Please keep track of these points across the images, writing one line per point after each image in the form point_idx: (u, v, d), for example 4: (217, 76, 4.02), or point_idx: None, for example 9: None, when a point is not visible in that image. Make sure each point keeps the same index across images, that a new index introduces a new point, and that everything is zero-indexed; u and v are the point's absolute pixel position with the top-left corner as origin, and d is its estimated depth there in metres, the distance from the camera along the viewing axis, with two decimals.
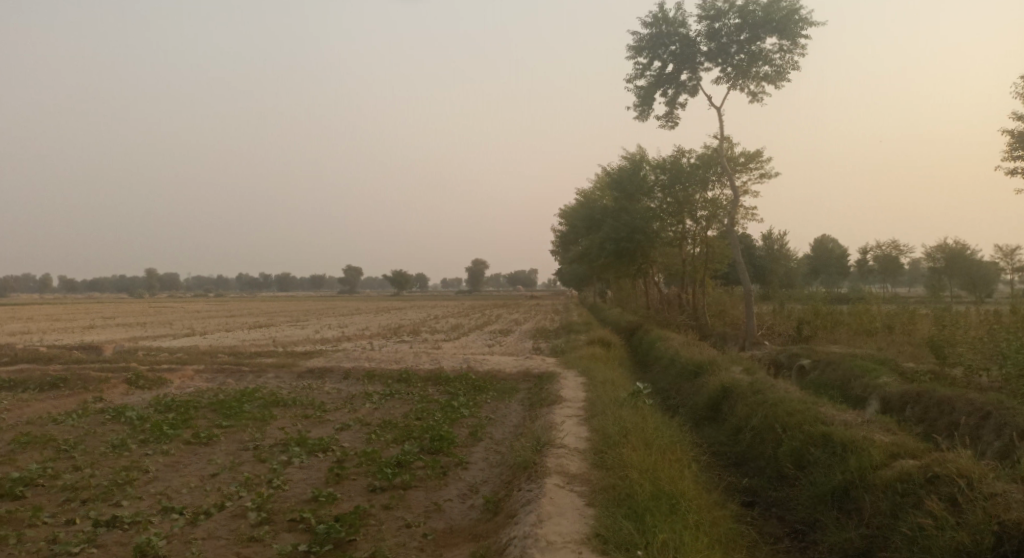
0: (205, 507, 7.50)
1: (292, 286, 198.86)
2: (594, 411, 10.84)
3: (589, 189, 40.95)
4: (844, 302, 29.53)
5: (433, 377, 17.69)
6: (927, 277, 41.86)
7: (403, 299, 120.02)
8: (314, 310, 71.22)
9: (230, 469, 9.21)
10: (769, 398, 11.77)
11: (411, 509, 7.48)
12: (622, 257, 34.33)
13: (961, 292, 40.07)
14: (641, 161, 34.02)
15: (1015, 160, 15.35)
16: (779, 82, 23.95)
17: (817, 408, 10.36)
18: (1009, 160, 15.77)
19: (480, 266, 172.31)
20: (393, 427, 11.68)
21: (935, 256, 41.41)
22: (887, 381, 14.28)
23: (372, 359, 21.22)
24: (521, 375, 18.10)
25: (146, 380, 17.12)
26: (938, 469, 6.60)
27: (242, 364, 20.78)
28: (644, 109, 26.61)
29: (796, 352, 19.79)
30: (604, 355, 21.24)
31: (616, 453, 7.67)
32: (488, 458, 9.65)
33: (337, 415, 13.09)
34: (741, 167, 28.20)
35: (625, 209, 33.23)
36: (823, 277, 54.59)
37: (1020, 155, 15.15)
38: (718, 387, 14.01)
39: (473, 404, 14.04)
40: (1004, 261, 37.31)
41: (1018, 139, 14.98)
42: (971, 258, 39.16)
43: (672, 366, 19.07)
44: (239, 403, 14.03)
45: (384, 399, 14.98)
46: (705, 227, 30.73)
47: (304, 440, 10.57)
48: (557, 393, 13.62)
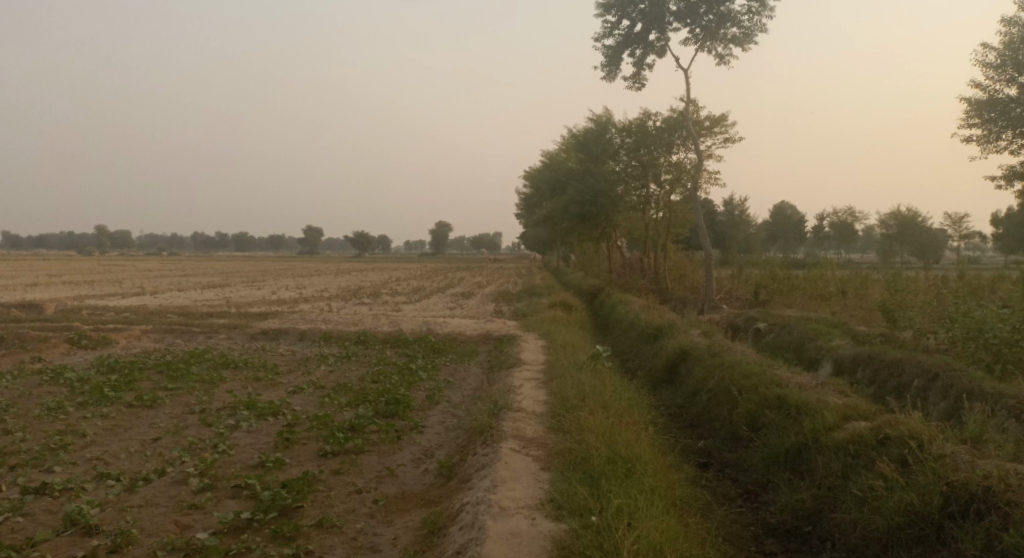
0: (144, 474, 7.16)
1: (250, 246, 194.67)
2: (554, 374, 10.73)
3: (554, 151, 40.53)
4: (801, 268, 30.02)
5: (392, 339, 17.40)
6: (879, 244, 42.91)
7: (365, 260, 118.59)
8: (273, 270, 69.88)
9: (174, 434, 8.84)
10: (727, 360, 11.81)
11: (362, 474, 7.25)
12: (585, 220, 34.22)
13: (911, 259, 41.21)
14: (606, 123, 33.69)
15: (971, 128, 15.46)
16: (746, 45, 23.75)
17: (773, 371, 10.41)
18: (965, 128, 15.89)
19: (443, 228, 171.01)
20: (348, 390, 11.41)
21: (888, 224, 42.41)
22: (840, 344, 14.50)
23: (330, 321, 20.79)
24: (481, 338, 17.94)
25: (90, 341, 16.45)
26: (889, 431, 6.61)
27: (194, 324, 20.16)
28: (611, 69, 26.18)
29: (753, 316, 20.02)
30: (565, 318, 21.21)
31: (574, 417, 7.53)
32: (445, 422, 9.46)
33: (290, 378, 12.74)
34: (706, 131, 28.11)
35: (589, 172, 32.99)
36: (781, 243, 55.52)
37: (976, 123, 15.25)
38: (676, 350, 14.05)
39: (432, 367, 13.84)
40: (952, 229, 38.39)
41: (975, 106, 15.07)
42: (922, 225, 40.21)
43: (632, 330, 19.12)
44: (188, 365, 13.56)
45: (341, 361, 14.67)
46: (668, 191, 30.72)
47: (254, 403, 10.22)
48: (517, 356, 13.47)
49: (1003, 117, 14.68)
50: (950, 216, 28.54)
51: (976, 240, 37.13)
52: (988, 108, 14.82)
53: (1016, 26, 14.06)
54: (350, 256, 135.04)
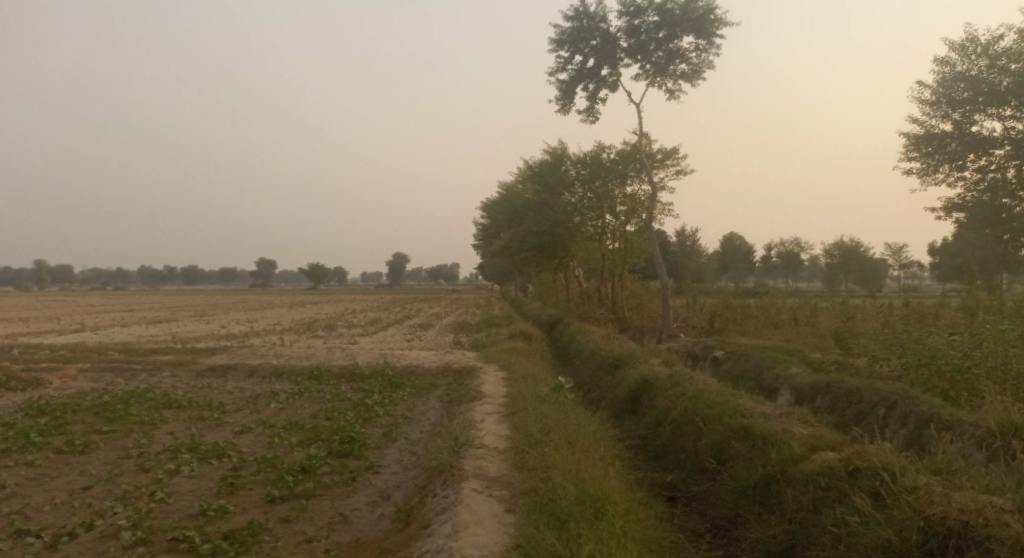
0: (69, 528, 6.53)
1: (200, 280, 189.53)
2: (515, 407, 10.40)
3: (510, 182, 40.66)
4: (753, 296, 30.52)
5: (346, 374, 16.82)
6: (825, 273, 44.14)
7: (320, 292, 116.67)
8: (224, 304, 67.89)
9: (107, 481, 8.17)
10: (689, 390, 11.67)
11: (313, 521, 6.76)
12: (542, 251, 34.25)
13: (855, 287, 42.48)
14: (562, 155, 33.98)
15: (910, 162, 15.88)
16: (695, 80, 24.31)
17: (736, 400, 10.29)
18: (904, 161, 16.33)
19: (400, 260, 169.79)
20: (299, 429, 10.85)
21: (832, 253, 43.72)
22: (797, 371, 14.56)
23: (281, 355, 20.06)
24: (439, 370, 17.51)
25: (20, 381, 15.43)
26: (859, 462, 6.48)
27: (136, 361, 19.18)
28: (565, 102, 26.45)
29: (711, 344, 20.10)
30: (524, 348, 20.95)
31: (539, 453, 7.22)
32: (402, 460, 9.01)
33: (237, 417, 12.09)
34: (659, 163, 28.56)
35: (546, 203, 33.11)
36: (732, 272, 56.62)
37: (915, 157, 15.67)
38: (637, 380, 13.88)
39: (388, 402, 13.35)
40: (893, 258, 39.76)
41: (913, 140, 15.50)
42: (864, 255, 41.57)
43: (592, 360, 18.95)
44: (126, 405, 12.76)
45: (293, 398, 14.05)
46: (624, 222, 31.00)
47: (197, 445, 9.58)
48: (476, 389, 13.09)
49: (939, 151, 15.09)
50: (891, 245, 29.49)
51: (915, 268, 38.49)
52: (925, 142, 15.23)
53: (948, 65, 14.62)
54: (304, 289, 132.59)
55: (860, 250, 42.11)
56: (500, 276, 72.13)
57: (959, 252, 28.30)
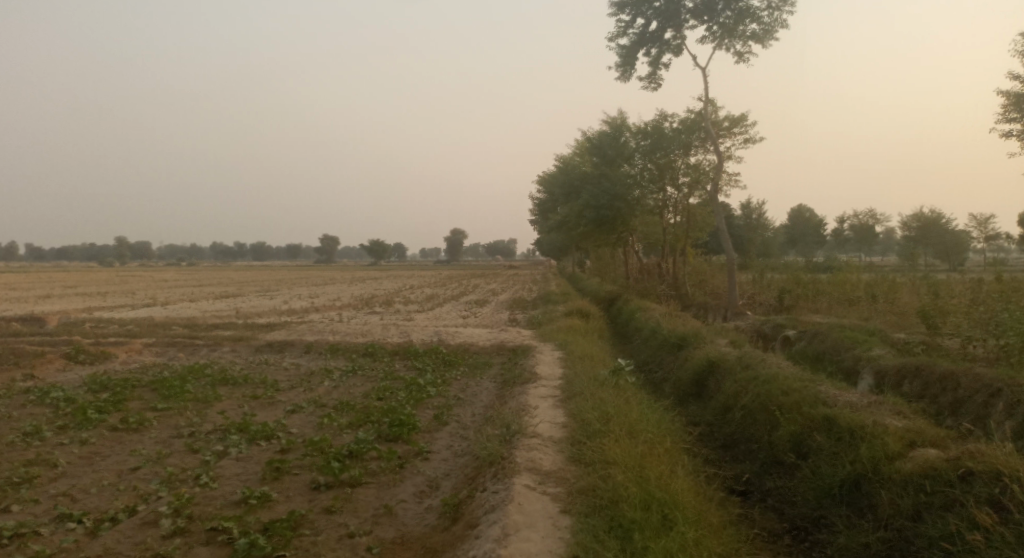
0: (111, 513, 6.35)
1: (267, 255, 195.71)
2: (572, 391, 9.82)
3: (568, 154, 39.66)
4: (825, 271, 28.89)
5: (401, 351, 16.58)
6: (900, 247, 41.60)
7: (380, 268, 118.54)
8: (288, 279, 69.71)
9: (155, 462, 8.02)
10: (761, 374, 10.81)
11: (357, 512, 6.38)
12: (601, 225, 33.27)
13: (934, 262, 39.86)
14: (622, 125, 32.77)
15: (1008, 123, 14.34)
16: (767, 41, 22.78)
17: (815, 386, 9.41)
18: (1002, 122, 14.77)
19: (459, 236, 170.46)
20: (350, 409, 10.56)
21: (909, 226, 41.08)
22: (880, 353, 13.43)
23: (337, 332, 20.01)
24: (494, 349, 17.07)
25: (88, 355, 15.78)
26: (972, 465, 5.62)
27: (198, 337, 19.48)
28: (626, 68, 25.30)
29: (781, 323, 18.98)
30: (583, 327, 20.30)
31: (598, 445, 6.63)
32: (453, 446, 8.58)
33: (290, 395, 11.92)
34: (725, 132, 27.11)
35: (605, 175, 32.07)
36: (800, 247, 54.12)
37: (1014, 117, 14.13)
38: (703, 362, 13.06)
39: (442, 382, 12.98)
40: (978, 230, 37.05)
41: (1013, 99, 13.97)
42: (945, 227, 38.90)
43: (653, 338, 18.15)
44: (184, 382, 12.80)
45: (347, 376, 13.85)
46: (687, 195, 29.70)
47: (247, 426, 9.39)
48: (532, 370, 12.55)
49: None
50: (978, 217, 27.38)
51: (1004, 240, 35.78)
52: None
53: None
54: (365, 265, 134.93)
55: (940, 222, 39.39)
56: (558, 252, 71.34)
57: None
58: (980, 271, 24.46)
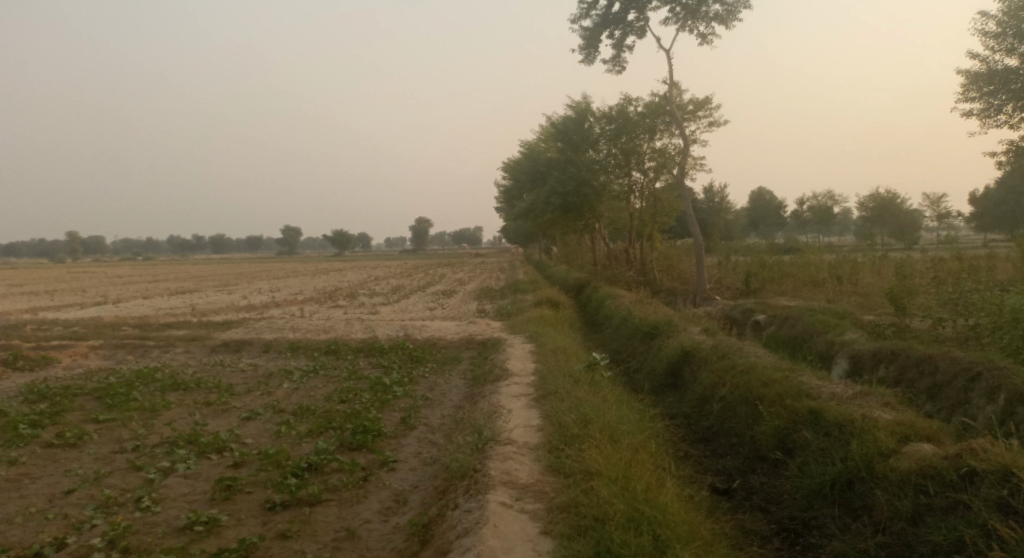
0: (35, 548, 5.64)
1: (228, 248, 191.28)
2: (545, 389, 9.34)
3: (532, 140, 39.05)
4: (790, 253, 28.97)
5: (365, 348, 15.91)
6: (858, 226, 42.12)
7: (344, 259, 116.58)
8: (249, 273, 67.97)
9: (92, 483, 7.29)
10: (739, 364, 10.46)
11: (316, 536, 5.79)
12: (567, 212, 32.83)
13: (890, 241, 40.42)
14: (586, 109, 32.29)
15: (968, 102, 14.27)
16: (730, 22, 22.48)
17: (796, 376, 9.10)
18: (962, 102, 14.69)
19: (423, 225, 168.77)
20: (310, 415, 9.90)
21: (865, 206, 41.56)
22: (853, 338, 13.24)
23: (298, 328, 19.19)
24: (462, 342, 16.51)
25: (27, 362, 14.73)
26: (977, 465, 5.27)
27: (150, 338, 18.48)
28: (589, 51, 24.78)
29: (751, 307, 18.80)
30: (552, 316, 19.88)
31: (577, 453, 6.16)
32: (420, 453, 8.01)
33: (245, 400, 11.19)
34: (689, 115, 26.85)
35: (570, 161, 31.61)
36: (761, 229, 54.59)
37: (974, 96, 14.06)
38: (678, 351, 12.72)
39: (408, 380, 12.39)
40: (932, 208, 37.62)
41: (973, 78, 13.89)
42: (901, 207, 39.41)
43: (624, 327, 17.81)
44: (131, 389, 11.95)
45: (307, 377, 13.14)
46: (653, 179, 29.41)
47: (196, 437, 8.68)
48: (502, 365, 12.03)
49: (1003, 89, 13.48)
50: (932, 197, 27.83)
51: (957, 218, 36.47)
52: (986, 80, 13.64)
53: None
54: (330, 256, 132.78)
55: (895, 202, 39.89)
56: (524, 239, 70.86)
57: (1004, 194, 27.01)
58: (940, 249, 24.71)
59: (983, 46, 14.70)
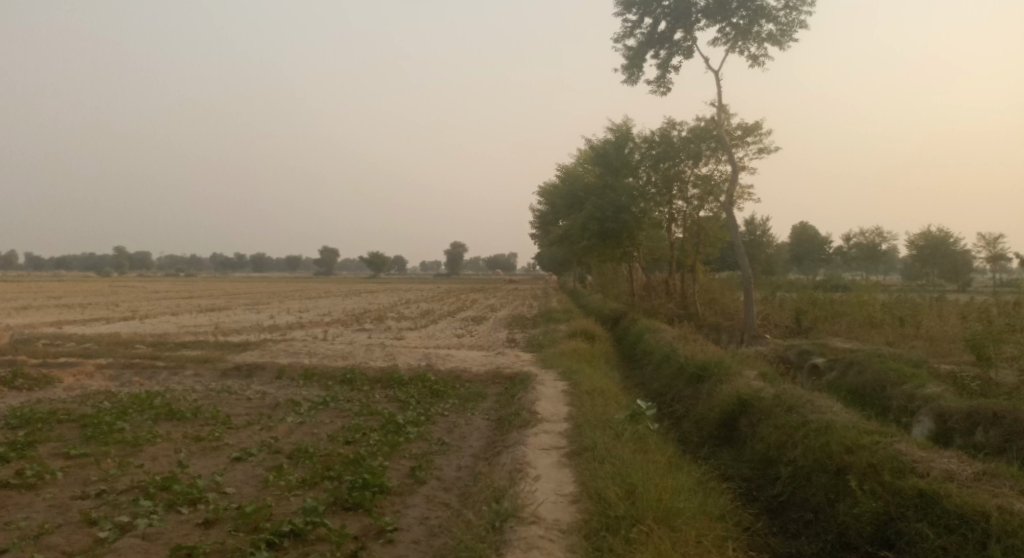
0: None
1: (266, 267, 193.59)
2: (580, 442, 7.90)
3: (570, 164, 37.82)
4: (842, 290, 27.09)
5: (383, 378, 14.60)
6: (908, 264, 39.72)
7: (378, 281, 116.23)
8: (284, 291, 67.88)
9: (30, 541, 6.03)
10: (812, 422, 8.85)
11: None
12: (605, 240, 31.35)
13: (943, 281, 37.93)
14: (628, 133, 31.01)
15: None
16: (785, 44, 21.02)
17: (887, 442, 7.50)
18: None
19: (459, 249, 168.49)
20: (307, 459, 8.58)
21: (916, 244, 39.17)
22: (938, 392, 11.46)
23: (315, 353, 18.00)
24: (488, 376, 15.11)
25: (25, 381, 13.77)
26: None
27: (161, 357, 17.52)
28: (632, 71, 23.56)
29: (808, 348, 17.04)
30: (587, 350, 18.39)
31: (624, 550, 4.71)
32: (427, 521, 6.61)
33: (241, 436, 9.95)
34: (739, 141, 25.32)
35: (610, 186, 30.25)
36: (804, 264, 52.25)
37: None
38: (733, 399, 11.13)
39: (425, 419, 11.00)
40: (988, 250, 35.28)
41: None
42: (955, 246, 37.02)
43: (667, 365, 16.22)
44: (121, 417, 10.81)
45: (315, 410, 11.87)
46: (697, 208, 27.78)
47: (171, 484, 7.42)
48: (531, 407, 10.59)
49: None
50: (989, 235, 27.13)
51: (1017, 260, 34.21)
52: None
53: None
54: (365, 278, 133.10)
55: (948, 240, 37.46)
56: (559, 266, 69.51)
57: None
58: (1008, 292, 22.58)
59: None
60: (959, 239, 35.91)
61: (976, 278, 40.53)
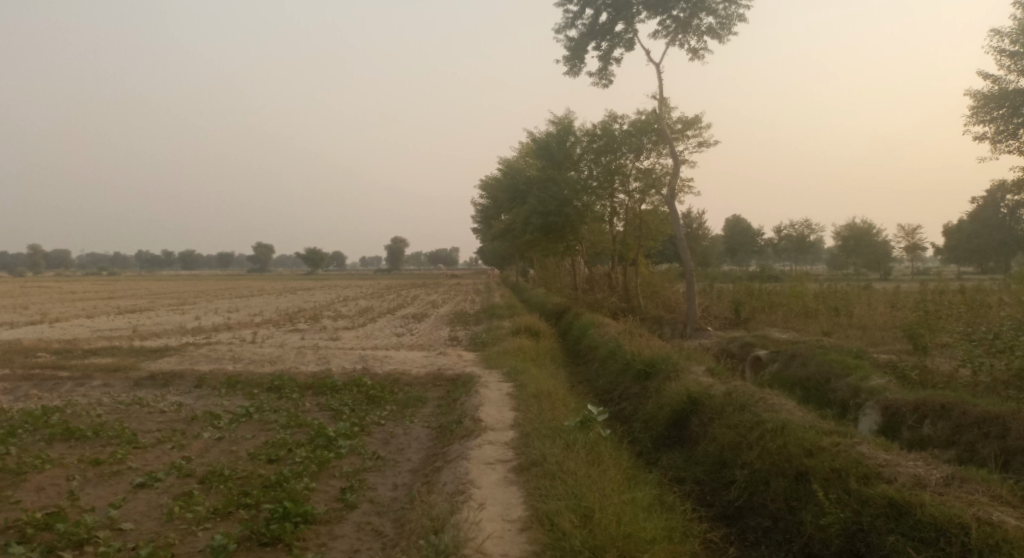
0: None
1: (196, 264, 185.77)
2: (528, 454, 7.25)
3: (512, 158, 37.19)
4: (778, 281, 27.47)
5: (314, 384, 13.60)
6: (835, 256, 40.88)
7: (314, 278, 112.97)
8: (215, 290, 65.05)
9: None
10: (766, 422, 8.48)
11: None
12: (547, 233, 30.86)
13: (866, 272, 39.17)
14: (569, 126, 30.61)
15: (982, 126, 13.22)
16: (725, 37, 20.92)
17: (847, 444, 7.14)
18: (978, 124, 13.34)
19: (399, 244, 165.90)
20: (221, 484, 7.61)
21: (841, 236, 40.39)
22: (883, 384, 11.35)
23: (241, 358, 16.75)
24: (427, 379, 14.31)
25: None
26: None
27: (67, 366, 15.96)
28: (573, 63, 23.08)
29: (751, 341, 16.91)
30: (531, 347, 17.80)
31: None
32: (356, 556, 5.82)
33: (148, 458, 8.86)
34: (679, 134, 25.21)
35: (551, 179, 29.76)
36: (738, 257, 53.32)
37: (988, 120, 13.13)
38: (683, 398, 10.71)
39: (358, 430, 10.13)
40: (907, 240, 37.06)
41: (990, 100, 13.00)
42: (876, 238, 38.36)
43: (613, 362, 15.77)
44: (7, 440, 9.52)
45: (236, 423, 10.81)
46: (638, 201, 27.58)
47: (54, 522, 6.37)
48: (474, 413, 9.88)
49: (1016, 113, 12.80)
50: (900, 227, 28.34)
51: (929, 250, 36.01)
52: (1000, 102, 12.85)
53: None
54: (301, 275, 129.28)
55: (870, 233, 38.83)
56: (501, 261, 69.13)
57: (988, 209, 30.62)
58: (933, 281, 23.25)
59: (1000, 62, 13.31)
60: (882, 231, 37.26)
61: (896, 267, 42.32)
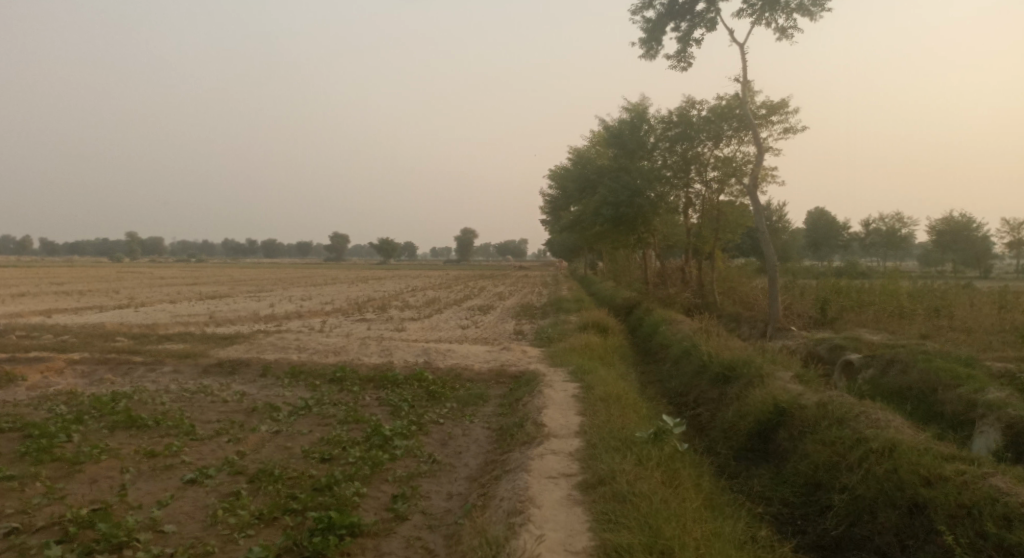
0: None
1: (276, 252, 192.82)
2: (595, 469, 6.52)
3: (583, 147, 36.15)
4: (867, 278, 25.50)
5: (375, 378, 13.26)
6: (927, 251, 37.89)
7: (386, 267, 114.75)
8: (292, 279, 66.70)
9: None
10: (869, 441, 7.44)
11: None
12: (619, 225, 29.79)
13: (964, 268, 36.03)
14: (644, 113, 29.32)
15: None
16: (817, 15, 19.33)
17: (974, 474, 6.07)
18: None
19: (469, 235, 166.84)
20: (270, 484, 7.24)
21: (932, 230, 37.27)
22: (1003, 399, 9.98)
23: (305, 347, 16.65)
24: (491, 375, 13.74)
25: None
26: None
27: (141, 351, 16.28)
28: (650, 46, 21.92)
29: (841, 343, 15.51)
30: (600, 344, 16.97)
31: None
32: None
33: (203, 451, 8.64)
34: (763, 120, 23.64)
35: (624, 168, 28.65)
36: (820, 252, 50.37)
37: None
38: (769, 407, 9.70)
39: (416, 429, 9.64)
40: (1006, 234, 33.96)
41: None
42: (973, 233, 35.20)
43: (688, 362, 14.75)
44: (72, 426, 9.51)
45: (294, 417, 10.53)
46: (716, 191, 26.11)
47: (98, 520, 6.10)
48: (537, 416, 9.21)
49: None
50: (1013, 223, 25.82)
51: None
52: None
53: None
54: (373, 264, 131.74)
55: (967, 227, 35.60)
56: (570, 253, 68.15)
57: None
58: None
59: None
60: (984, 226, 34.22)
61: (998, 264, 38.88)
